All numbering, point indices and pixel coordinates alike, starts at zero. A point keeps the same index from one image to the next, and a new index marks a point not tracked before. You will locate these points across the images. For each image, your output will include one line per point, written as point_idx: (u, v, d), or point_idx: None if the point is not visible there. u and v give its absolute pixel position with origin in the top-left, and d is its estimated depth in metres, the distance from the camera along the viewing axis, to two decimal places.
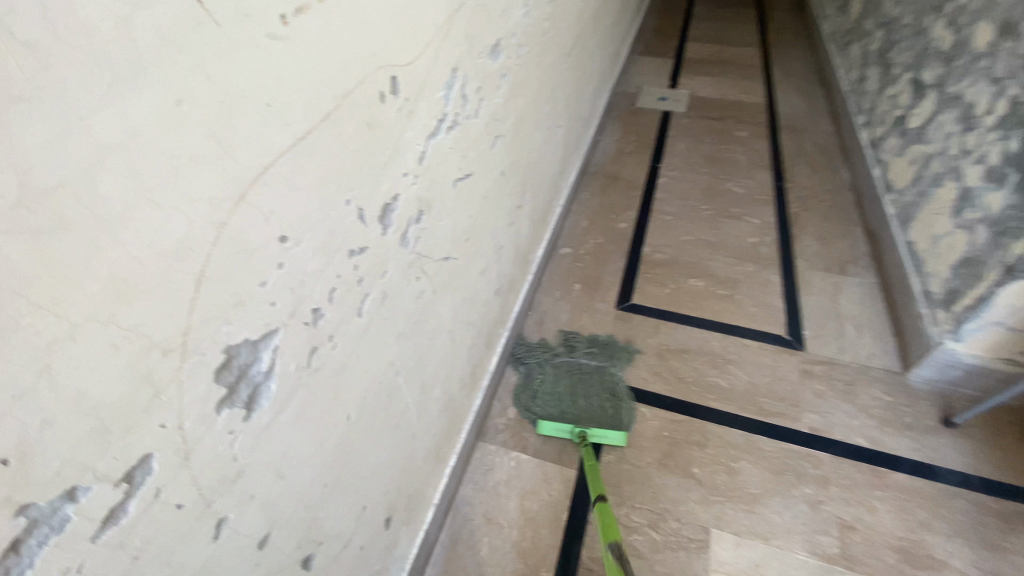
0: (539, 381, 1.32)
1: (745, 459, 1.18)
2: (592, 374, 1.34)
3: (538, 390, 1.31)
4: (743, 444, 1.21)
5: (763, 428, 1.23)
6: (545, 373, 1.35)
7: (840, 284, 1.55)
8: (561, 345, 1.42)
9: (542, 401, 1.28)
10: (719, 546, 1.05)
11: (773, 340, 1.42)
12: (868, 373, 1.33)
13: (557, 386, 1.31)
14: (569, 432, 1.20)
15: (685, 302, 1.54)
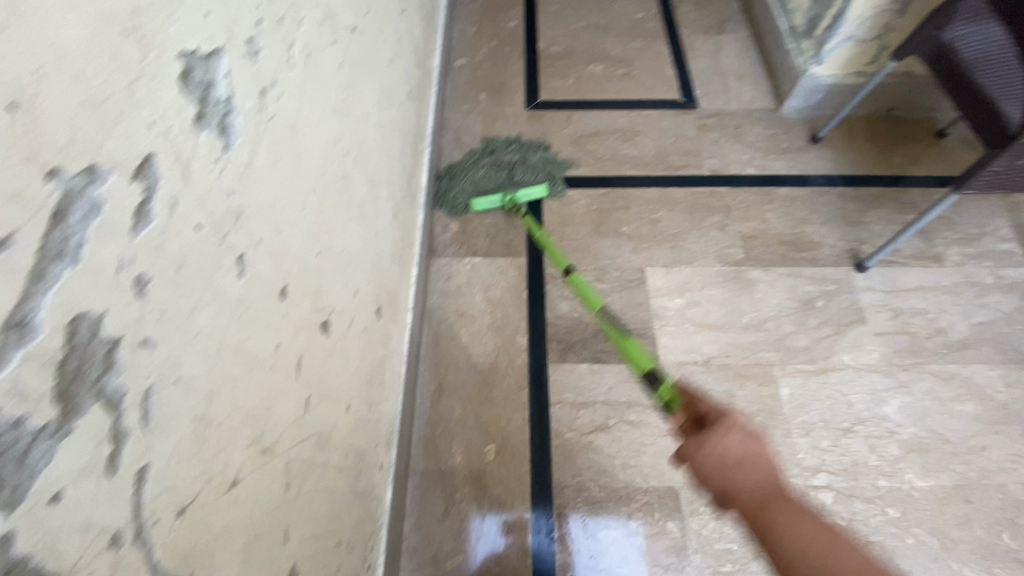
0: (472, 175, 1.37)
1: (666, 211, 1.35)
2: (519, 160, 1.40)
3: (466, 179, 1.38)
4: (662, 200, 1.37)
5: (676, 184, 1.39)
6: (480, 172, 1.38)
7: (720, 45, 1.67)
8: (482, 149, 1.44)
9: (472, 185, 1.35)
10: (653, 277, 1.26)
11: (672, 106, 1.54)
12: (752, 115, 1.51)
13: (483, 171, 1.38)
14: (498, 201, 1.32)
15: (588, 88, 1.58)
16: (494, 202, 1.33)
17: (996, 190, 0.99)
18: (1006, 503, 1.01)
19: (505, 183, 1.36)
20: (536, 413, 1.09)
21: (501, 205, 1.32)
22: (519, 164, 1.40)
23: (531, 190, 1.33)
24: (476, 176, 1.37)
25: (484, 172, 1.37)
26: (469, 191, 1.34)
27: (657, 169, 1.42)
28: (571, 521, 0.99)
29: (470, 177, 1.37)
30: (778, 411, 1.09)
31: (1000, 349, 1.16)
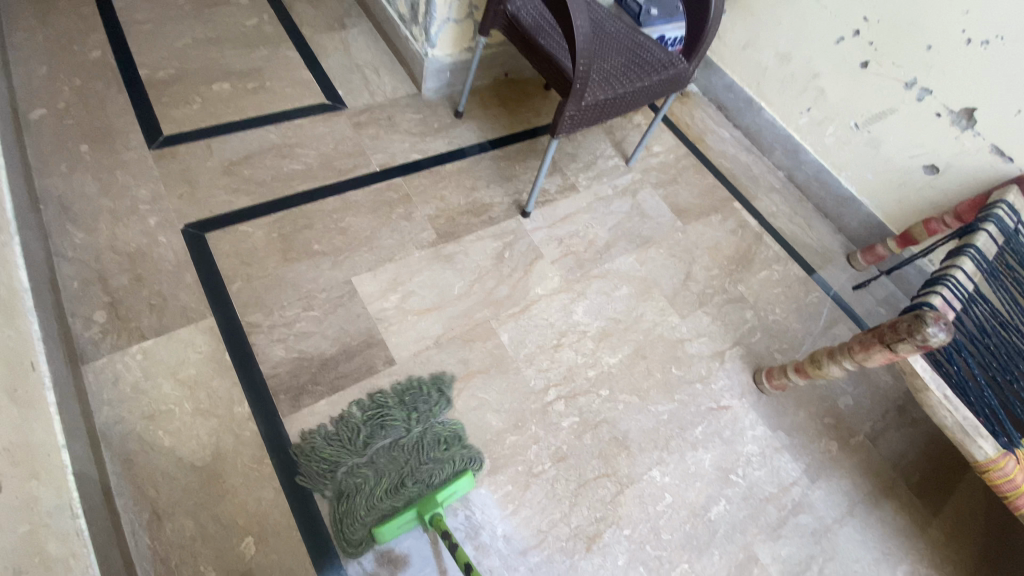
0: (361, 504, 0.99)
1: (351, 215, 1.34)
2: (421, 450, 1.08)
3: (367, 514, 0.99)
4: (342, 205, 1.35)
5: (349, 185, 1.39)
6: (376, 496, 1.01)
7: (348, 41, 1.68)
8: (357, 438, 1.05)
9: (369, 513, 0.99)
10: (362, 285, 1.25)
11: (321, 110, 1.50)
12: (399, 103, 1.59)
13: (386, 493, 1.01)
14: (412, 517, 0.97)
15: (222, 110, 1.42)
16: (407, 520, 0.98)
17: (581, 127, 1.24)
18: (664, 346, 1.37)
19: (423, 489, 1.03)
20: (286, 476, 1.00)
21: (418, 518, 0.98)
22: (421, 443, 1.09)
23: (461, 488, 1.03)
24: (376, 506, 1.00)
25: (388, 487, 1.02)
26: (365, 529, 0.97)
27: (325, 176, 1.38)
28: (416, 529, 1.00)
29: (366, 503, 0.99)
30: (506, 356, 1.24)
31: (630, 240, 1.54)
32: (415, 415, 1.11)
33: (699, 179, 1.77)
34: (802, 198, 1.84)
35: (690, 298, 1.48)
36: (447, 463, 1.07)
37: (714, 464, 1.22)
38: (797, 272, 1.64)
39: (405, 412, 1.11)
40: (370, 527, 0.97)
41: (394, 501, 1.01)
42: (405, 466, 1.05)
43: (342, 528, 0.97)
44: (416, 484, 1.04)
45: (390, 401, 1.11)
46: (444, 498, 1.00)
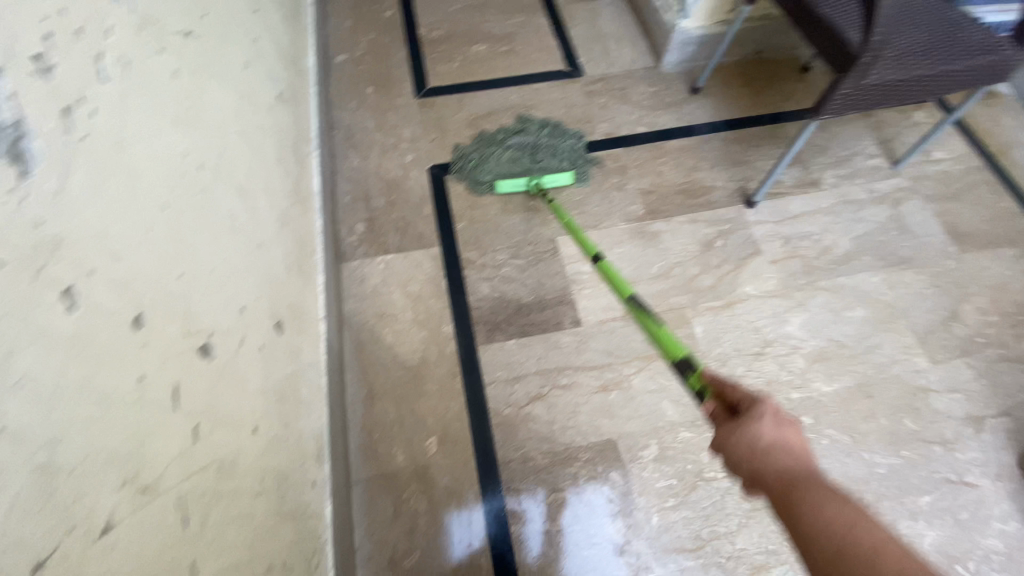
0: (494, 159, 1.38)
1: (562, 158, 1.40)
2: (537, 145, 1.43)
3: (490, 166, 1.38)
4: (559, 149, 1.42)
5: (562, 138, 1.44)
6: (500, 157, 1.39)
7: (596, 13, 1.71)
8: (514, 127, 1.45)
9: (492, 166, 1.38)
10: (566, 245, 1.28)
11: (558, 77, 1.57)
12: (634, 76, 1.57)
13: (503, 157, 1.39)
14: (523, 183, 1.33)
15: (475, 69, 1.58)
16: (517, 184, 1.33)
17: (849, 112, 1.06)
18: (898, 389, 1.12)
19: (539, 166, 1.38)
20: (472, 397, 1.09)
21: (526, 187, 1.33)
22: (546, 147, 1.43)
23: (559, 176, 1.33)
24: (498, 160, 1.39)
25: (512, 155, 1.39)
26: (488, 175, 1.36)
27: (542, 126, 1.46)
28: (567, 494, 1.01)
29: (501, 161, 1.38)
30: (696, 349, 1.16)
31: (877, 255, 1.29)
32: (550, 127, 1.46)
33: (994, 201, 1.39)
34: None
35: (949, 342, 1.18)
36: (557, 152, 1.42)
37: (938, 546, 0.99)
38: None
39: (542, 125, 1.46)
40: (492, 178, 1.35)
41: (509, 162, 1.39)
42: (531, 158, 1.40)
43: (471, 172, 1.37)
44: (528, 163, 1.39)
45: (547, 124, 1.47)
46: (545, 177, 1.33)
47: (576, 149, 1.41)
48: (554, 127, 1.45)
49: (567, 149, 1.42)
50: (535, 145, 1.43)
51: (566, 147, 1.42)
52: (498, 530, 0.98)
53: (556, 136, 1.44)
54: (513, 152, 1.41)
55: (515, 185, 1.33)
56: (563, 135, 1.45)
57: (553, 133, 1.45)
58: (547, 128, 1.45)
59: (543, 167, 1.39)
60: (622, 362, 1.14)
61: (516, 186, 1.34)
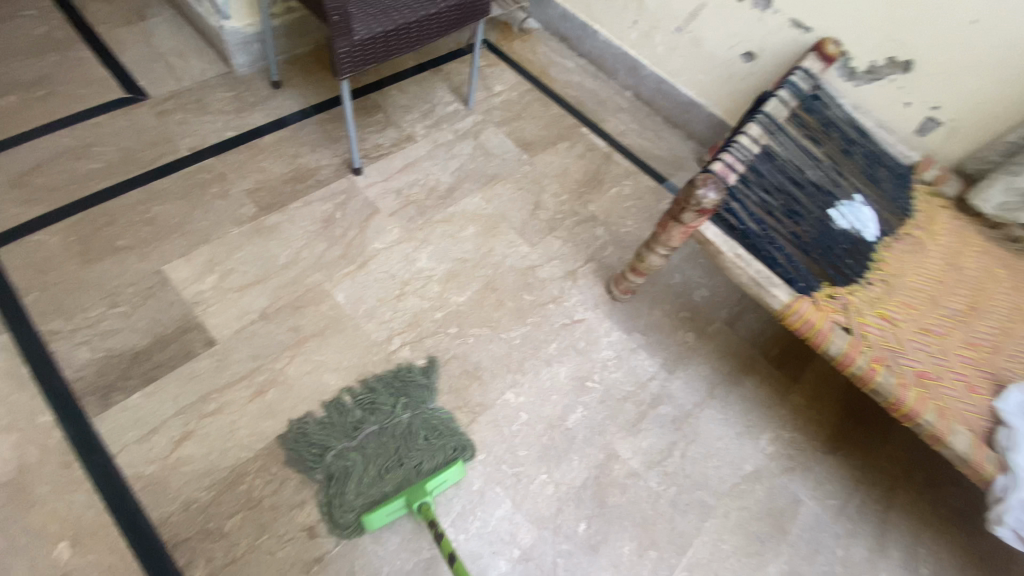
0: (352, 479, 1.01)
1: (404, 418, 1.10)
2: (407, 435, 1.08)
3: (348, 493, 0.99)
4: (415, 436, 1.08)
5: (412, 410, 1.11)
6: (362, 475, 1.02)
7: (148, 30, 1.58)
8: (349, 412, 1.09)
9: (350, 497, 0.99)
10: (176, 272, 1.18)
11: (118, 104, 1.41)
12: (209, 85, 1.51)
13: (365, 462, 1.04)
14: (400, 506, 0.97)
15: (0, 122, 1.31)
16: (393, 510, 0.97)
17: (366, 67, 1.18)
18: (514, 276, 1.36)
19: (411, 472, 1.04)
20: (99, 474, 0.94)
21: (405, 505, 0.98)
22: (411, 426, 1.09)
23: (450, 475, 1.01)
24: (354, 476, 1.02)
25: (373, 470, 1.02)
26: (356, 510, 0.98)
27: (372, 391, 1.12)
28: None
29: (357, 472, 1.02)
30: (343, 316, 1.20)
31: (474, 179, 1.52)
32: (394, 383, 1.13)
33: (544, 111, 1.76)
34: (652, 113, 1.85)
35: (539, 226, 1.47)
36: (427, 447, 1.07)
37: (570, 375, 1.23)
38: (650, 182, 1.65)
39: (391, 397, 1.12)
40: (359, 512, 0.97)
41: (375, 475, 1.03)
42: (393, 455, 1.05)
43: (332, 508, 0.98)
44: (393, 466, 1.04)
45: (400, 377, 1.14)
46: (429, 487, 0.98)
47: (429, 415, 1.11)
48: (404, 390, 1.12)
49: (423, 419, 1.10)
50: (399, 430, 1.08)
51: (420, 416, 1.11)
52: None
53: (420, 411, 1.11)
54: (376, 462, 1.04)
55: (389, 509, 0.96)
56: (409, 397, 1.12)
57: (426, 424, 1.10)
58: (390, 390, 1.12)
59: (422, 466, 1.05)
60: (272, 359, 1.12)
61: (390, 511, 0.97)
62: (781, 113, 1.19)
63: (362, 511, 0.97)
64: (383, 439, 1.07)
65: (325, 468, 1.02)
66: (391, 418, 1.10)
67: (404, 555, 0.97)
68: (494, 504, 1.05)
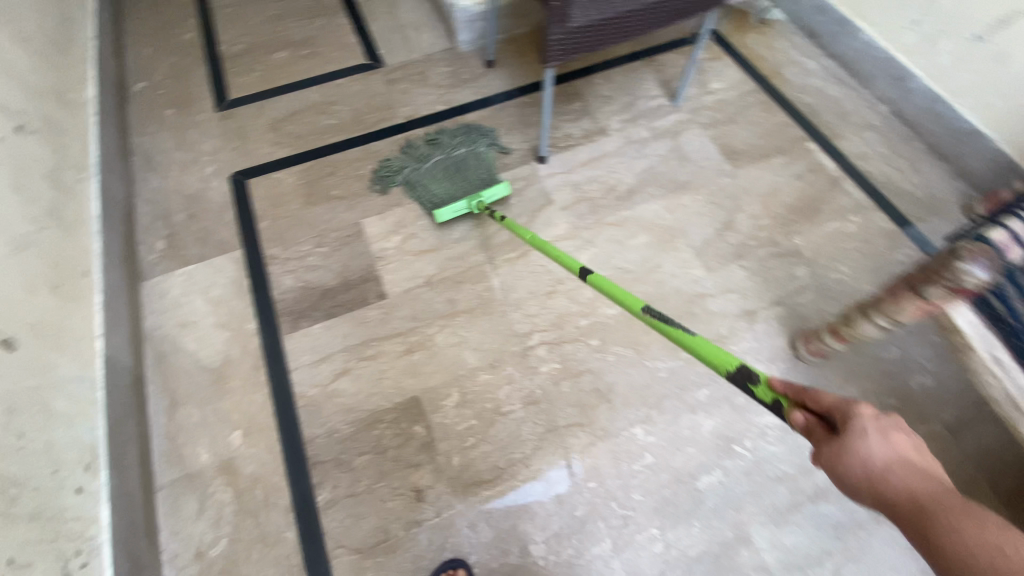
0: (422, 184, 1.36)
1: (460, 152, 1.42)
2: (466, 158, 1.40)
3: (421, 193, 1.35)
4: (469, 156, 1.40)
5: (475, 150, 1.43)
6: (428, 179, 1.36)
7: (395, 3, 1.76)
8: (427, 145, 1.44)
9: (430, 196, 1.33)
10: (369, 226, 1.32)
11: (359, 70, 1.61)
12: (433, 58, 1.63)
13: (434, 175, 1.37)
14: (463, 205, 1.28)
15: (276, 76, 1.61)
16: (458, 209, 1.29)
17: (575, 56, 1.13)
18: (677, 301, 1.22)
19: (470, 189, 1.35)
20: (276, 385, 1.12)
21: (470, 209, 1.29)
22: (468, 158, 1.42)
23: (496, 188, 1.30)
24: (425, 184, 1.36)
25: (438, 174, 1.37)
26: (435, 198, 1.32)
27: (457, 138, 1.44)
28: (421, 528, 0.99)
29: (428, 180, 1.36)
30: (494, 300, 1.23)
31: (660, 186, 1.39)
32: (459, 133, 1.45)
33: (764, 117, 1.51)
34: (909, 137, 1.47)
35: (723, 250, 1.29)
36: (481, 172, 1.40)
37: (715, 432, 1.07)
38: (882, 224, 1.32)
39: (441, 140, 1.44)
40: (432, 205, 1.30)
41: (444, 185, 1.37)
42: (453, 179, 1.38)
43: (413, 199, 1.34)
44: (454, 179, 1.38)
45: (470, 132, 1.46)
46: (484, 193, 1.29)
47: (491, 159, 1.42)
48: (464, 129, 1.45)
49: (480, 156, 1.42)
50: (458, 157, 1.42)
51: (473, 151, 1.43)
52: (302, 504, 1.01)
53: (474, 150, 1.43)
54: (438, 172, 1.38)
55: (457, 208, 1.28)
56: (468, 138, 1.44)
57: (473, 151, 1.43)
58: (460, 135, 1.45)
59: (472, 188, 1.36)
60: (424, 323, 1.19)
61: (456, 211, 1.29)
62: None
63: (436, 206, 1.30)
64: (445, 164, 1.39)
65: (405, 179, 1.37)
66: (454, 151, 1.42)
67: (495, 556, 0.97)
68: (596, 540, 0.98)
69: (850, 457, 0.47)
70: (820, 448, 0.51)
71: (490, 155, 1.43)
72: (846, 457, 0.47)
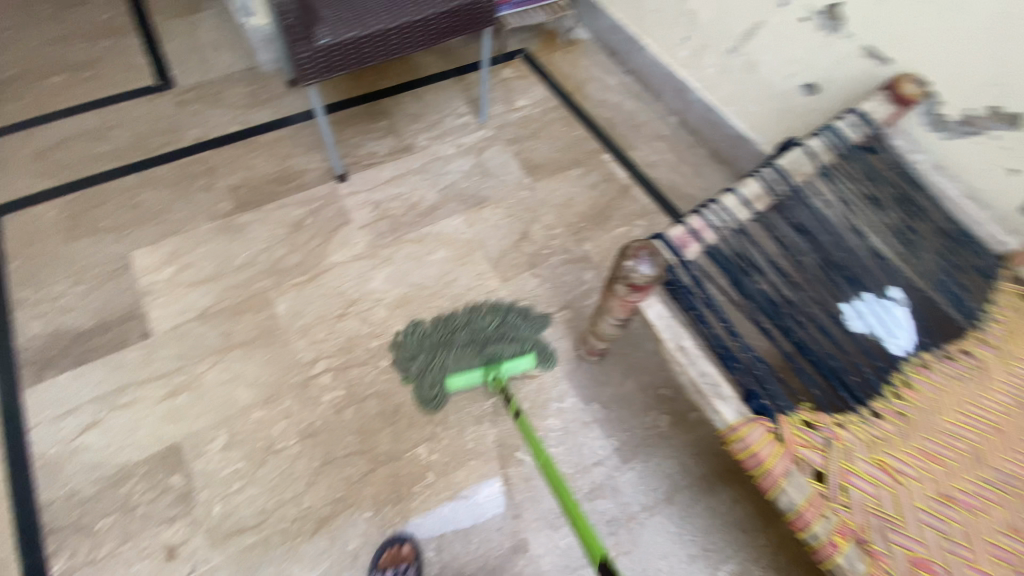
0: (434, 358, 1.13)
1: (512, 330, 1.19)
2: (492, 336, 1.17)
3: (437, 368, 1.12)
4: (507, 330, 1.19)
5: (516, 322, 1.20)
6: (455, 356, 1.14)
7: (195, 23, 1.66)
8: (458, 312, 1.21)
9: (439, 374, 1.12)
10: (138, 259, 1.21)
11: (148, 91, 1.50)
12: (232, 78, 1.55)
13: (462, 347, 1.15)
14: (477, 376, 1.09)
15: (47, 101, 1.45)
16: (472, 380, 1.09)
17: (333, 75, 1.12)
18: (470, 313, 1.22)
19: (496, 359, 1.14)
20: (7, 448, 0.98)
21: (484, 381, 1.09)
22: (507, 330, 1.19)
23: (522, 360, 1.09)
24: (442, 358, 1.13)
25: (468, 353, 1.14)
26: (446, 382, 1.10)
27: (522, 337, 1.18)
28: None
29: (460, 357, 1.14)
30: (277, 329, 1.16)
31: (461, 200, 1.40)
32: (515, 314, 1.21)
33: (565, 131, 1.58)
34: (695, 143, 1.60)
35: (518, 260, 1.31)
36: (513, 343, 1.17)
37: (498, 441, 1.07)
38: (666, 225, 1.42)
39: (468, 325, 1.19)
40: (445, 382, 1.10)
41: (458, 363, 1.13)
42: (475, 355, 1.14)
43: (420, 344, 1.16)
44: (476, 360, 1.14)
45: (519, 315, 1.21)
46: (504, 368, 1.08)
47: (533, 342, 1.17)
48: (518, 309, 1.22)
49: (519, 330, 1.19)
50: (483, 339, 1.17)
51: (523, 335, 1.19)
52: None
53: (518, 334, 1.18)
54: (468, 351, 1.15)
55: (471, 379, 1.09)
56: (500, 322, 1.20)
57: (528, 344, 1.18)
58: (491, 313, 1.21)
59: (500, 352, 1.15)
60: (193, 361, 1.10)
61: (470, 383, 1.09)
62: (805, 167, 0.92)
63: (447, 382, 1.10)
64: (463, 347, 1.15)
65: (418, 344, 1.16)
66: (488, 323, 1.19)
67: None
68: (374, 556, 0.95)
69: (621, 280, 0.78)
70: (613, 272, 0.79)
71: (527, 333, 1.19)
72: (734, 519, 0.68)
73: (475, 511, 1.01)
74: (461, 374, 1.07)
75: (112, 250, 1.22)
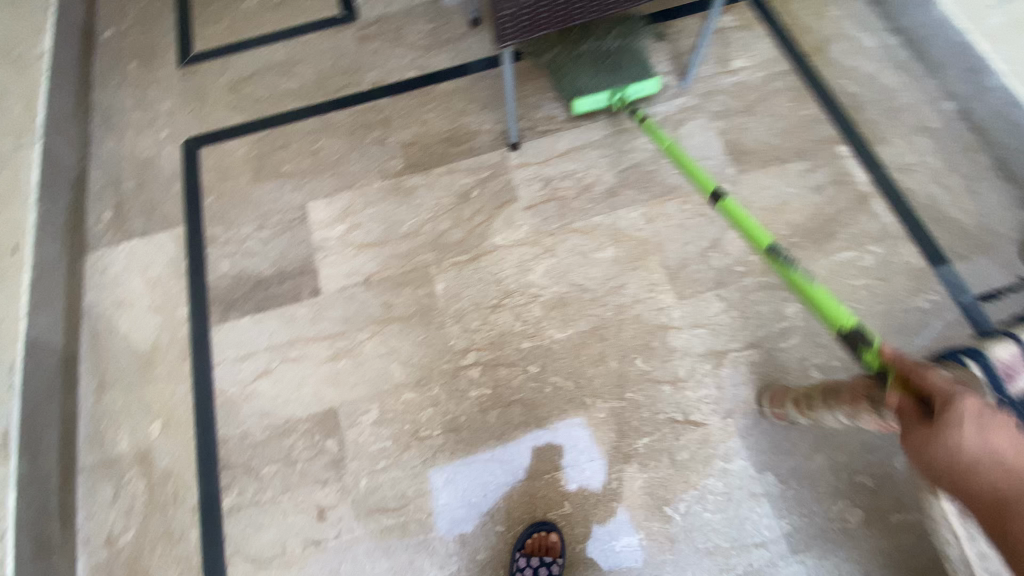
0: (566, 79, 1.22)
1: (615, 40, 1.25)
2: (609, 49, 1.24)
3: (566, 83, 1.22)
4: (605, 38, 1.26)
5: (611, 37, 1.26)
6: (583, 66, 1.23)
7: None
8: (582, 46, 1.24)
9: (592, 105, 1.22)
10: (313, 211, 1.22)
11: (332, 23, 1.44)
12: (412, 13, 1.43)
13: (582, 57, 1.24)
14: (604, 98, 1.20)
15: (245, 28, 1.46)
16: (599, 102, 1.21)
17: (534, 36, 0.93)
18: (635, 330, 1.07)
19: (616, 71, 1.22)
20: (199, 380, 1.09)
21: (643, 126, 1.23)
22: (620, 50, 1.24)
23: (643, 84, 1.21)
24: (569, 71, 1.23)
25: (589, 78, 1.21)
26: (569, 89, 1.21)
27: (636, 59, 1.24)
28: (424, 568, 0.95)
29: (589, 75, 1.22)
30: (432, 309, 1.12)
31: (643, 188, 1.20)
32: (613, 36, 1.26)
33: (789, 110, 1.25)
34: (976, 146, 1.18)
35: (701, 274, 1.10)
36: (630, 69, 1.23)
37: (647, 489, 0.96)
38: (909, 259, 1.09)
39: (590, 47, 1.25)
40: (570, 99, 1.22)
41: (592, 74, 1.22)
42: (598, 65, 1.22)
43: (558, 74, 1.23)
44: (612, 72, 1.22)
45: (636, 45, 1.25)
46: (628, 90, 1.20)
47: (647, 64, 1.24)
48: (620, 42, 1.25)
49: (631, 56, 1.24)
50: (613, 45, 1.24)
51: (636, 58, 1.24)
52: (208, 505, 1.01)
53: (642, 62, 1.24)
54: (586, 67, 1.22)
55: (598, 102, 1.21)
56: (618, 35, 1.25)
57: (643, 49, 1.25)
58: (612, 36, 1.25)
59: (631, 59, 1.23)
60: (354, 327, 1.11)
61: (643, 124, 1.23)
62: None
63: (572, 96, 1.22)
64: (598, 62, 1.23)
65: (552, 68, 1.24)
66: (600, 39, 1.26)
67: None
68: (520, 537, 0.95)
69: (936, 452, 0.52)
70: (908, 431, 0.56)
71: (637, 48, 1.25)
72: (935, 452, 0.52)
73: (591, 476, 0.97)
74: (587, 96, 1.18)
75: (292, 197, 1.24)
